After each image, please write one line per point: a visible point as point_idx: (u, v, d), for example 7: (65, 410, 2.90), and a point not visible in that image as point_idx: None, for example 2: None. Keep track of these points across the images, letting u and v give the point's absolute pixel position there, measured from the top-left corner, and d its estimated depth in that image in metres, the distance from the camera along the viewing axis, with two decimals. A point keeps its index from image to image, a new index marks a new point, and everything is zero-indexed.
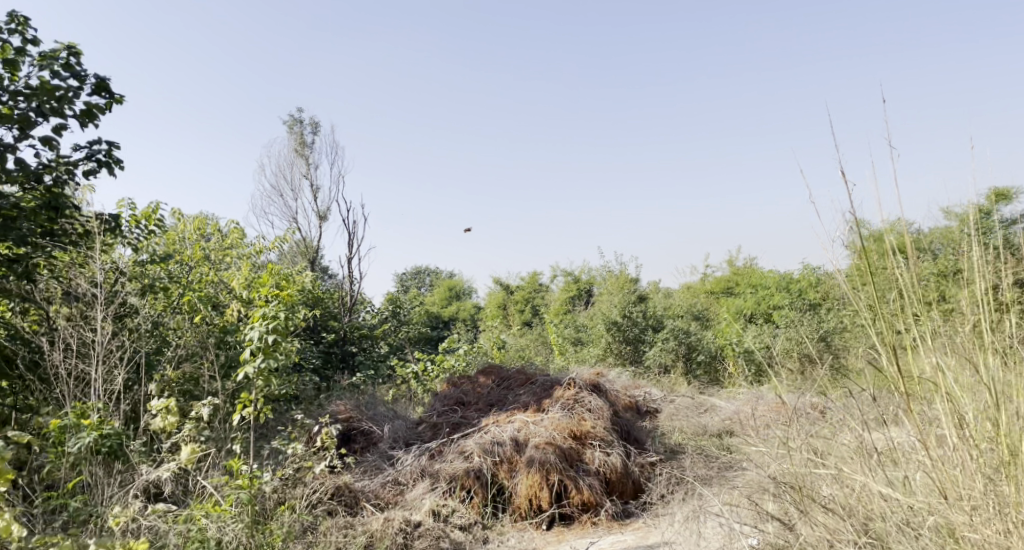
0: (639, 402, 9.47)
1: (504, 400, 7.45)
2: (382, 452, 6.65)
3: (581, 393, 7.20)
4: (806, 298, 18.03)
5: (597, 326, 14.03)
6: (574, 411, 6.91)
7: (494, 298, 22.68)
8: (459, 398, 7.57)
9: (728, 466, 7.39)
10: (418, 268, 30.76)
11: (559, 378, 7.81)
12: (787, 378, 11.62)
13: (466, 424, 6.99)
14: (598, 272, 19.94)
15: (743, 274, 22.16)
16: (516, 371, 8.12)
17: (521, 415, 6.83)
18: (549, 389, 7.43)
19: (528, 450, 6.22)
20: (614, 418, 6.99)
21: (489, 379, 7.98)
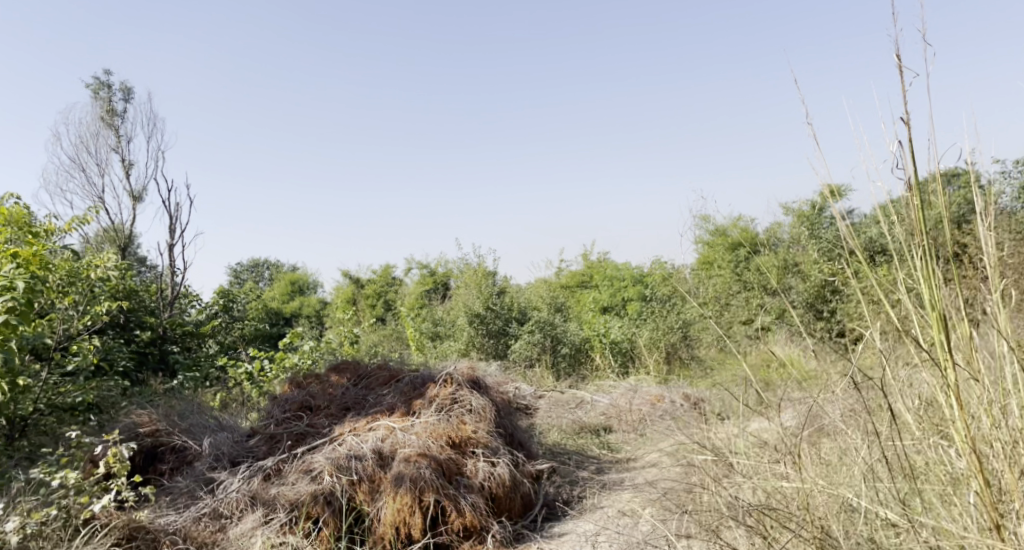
0: (512, 399, 8.49)
1: (362, 403, 6.22)
2: (198, 475, 5.25)
3: (459, 392, 6.15)
4: (664, 290, 17.92)
5: (458, 321, 12.97)
6: (450, 413, 5.84)
7: (342, 292, 21.05)
8: (304, 401, 6.24)
9: (616, 470, 6.55)
10: (256, 260, 28.42)
11: (428, 374, 6.68)
12: (657, 371, 11.11)
13: (313, 435, 5.71)
14: (455, 264, 18.95)
15: (598, 268, 21.95)
16: (377, 367, 6.90)
17: (386, 420, 5.65)
18: (420, 388, 6.29)
19: (397, 465, 5.06)
20: (497, 420, 6.00)
21: (343, 376, 6.72)
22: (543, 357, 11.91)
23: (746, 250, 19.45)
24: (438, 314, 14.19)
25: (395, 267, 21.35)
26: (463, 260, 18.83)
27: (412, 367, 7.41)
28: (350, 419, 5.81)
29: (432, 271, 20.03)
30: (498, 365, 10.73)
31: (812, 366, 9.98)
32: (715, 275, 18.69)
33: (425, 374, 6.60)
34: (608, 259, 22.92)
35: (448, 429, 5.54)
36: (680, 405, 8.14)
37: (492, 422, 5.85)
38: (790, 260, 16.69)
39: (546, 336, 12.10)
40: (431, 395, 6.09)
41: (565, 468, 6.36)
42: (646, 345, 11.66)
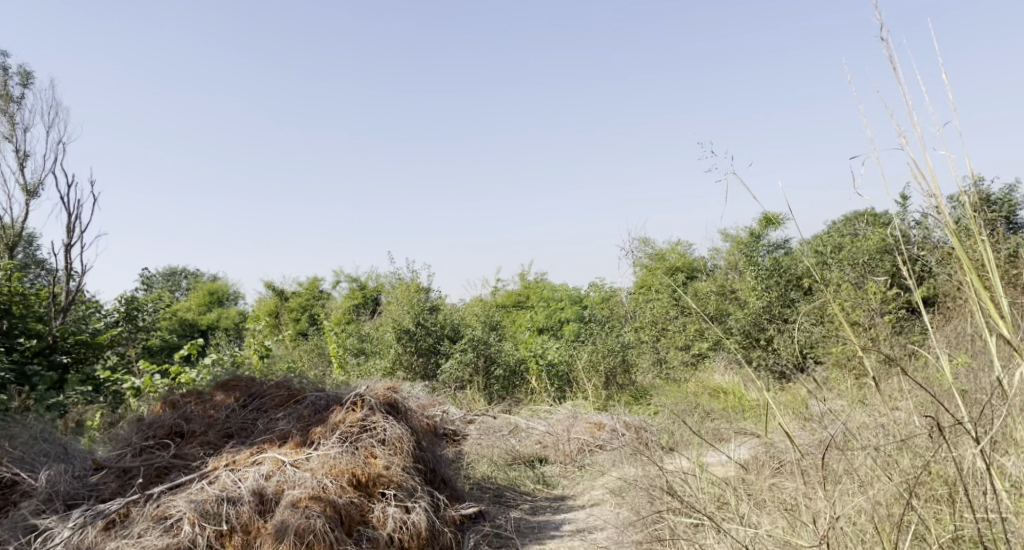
0: (438, 425, 7.63)
1: (250, 429, 5.45)
2: (20, 519, 4.48)
3: (371, 418, 5.40)
4: (603, 312, 17.29)
5: (385, 337, 12.02)
6: (357, 445, 5.10)
7: (264, 305, 19.74)
8: (175, 427, 5.44)
9: (552, 513, 5.74)
10: (174, 269, 26.75)
11: (337, 393, 5.86)
12: (596, 398, 10.35)
13: (181, 468, 4.95)
14: (386, 279, 17.95)
15: (535, 288, 21.27)
16: (274, 384, 6.07)
17: (275, 455, 4.89)
18: (322, 413, 5.52)
19: (282, 512, 4.30)
20: (415, 453, 5.30)
21: (233, 395, 5.89)
22: (476, 379, 11.03)
23: (687, 275, 19.02)
24: (365, 329, 13.21)
25: (322, 281, 20.19)
26: (395, 274, 17.86)
27: (321, 385, 6.51)
28: (228, 452, 5.06)
29: (361, 286, 18.96)
30: (425, 386, 9.82)
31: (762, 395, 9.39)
32: (654, 299, 18.18)
33: (332, 394, 5.80)
34: (546, 280, 22.21)
35: (350, 466, 4.80)
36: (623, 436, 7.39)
37: (406, 456, 5.13)
38: (731, 285, 16.30)
39: (479, 356, 11.22)
40: (336, 420, 5.33)
41: (493, 512, 5.56)
42: (586, 367, 10.92)
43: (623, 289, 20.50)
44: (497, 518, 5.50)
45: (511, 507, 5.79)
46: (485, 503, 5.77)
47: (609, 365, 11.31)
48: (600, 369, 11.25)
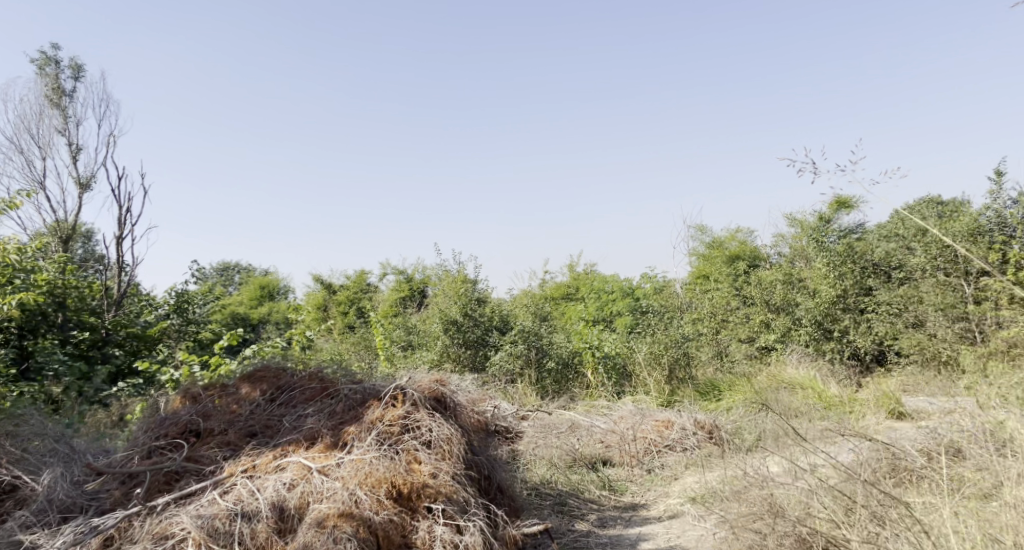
0: (491, 422, 7.06)
1: (275, 427, 5.03)
2: (10, 530, 4.33)
3: (415, 415, 4.92)
4: (659, 303, 16.46)
5: (431, 326, 11.44)
6: (398, 448, 4.69)
7: (312, 298, 19.44)
8: (190, 423, 5.10)
9: (626, 527, 5.11)
10: (224, 262, 26.77)
11: (375, 387, 5.35)
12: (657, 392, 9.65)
13: (193, 474, 4.69)
14: (433, 271, 17.44)
15: (584, 279, 20.54)
16: (305, 375, 5.61)
17: (303, 459, 4.58)
18: (356, 409, 5.05)
19: (305, 533, 4.11)
20: (467, 456, 4.85)
21: (260, 387, 5.43)
22: (528, 371, 10.42)
23: (748, 264, 18.08)
24: (412, 321, 12.68)
25: (368, 274, 19.82)
26: (442, 265, 17.35)
27: (360, 377, 5.94)
28: (247, 456, 4.74)
29: (407, 278, 18.51)
30: (475, 379, 9.21)
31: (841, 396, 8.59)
32: (713, 290, 17.32)
33: (369, 386, 5.29)
34: (595, 271, 21.43)
35: (388, 477, 4.44)
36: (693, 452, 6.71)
37: (454, 461, 4.70)
38: (798, 274, 15.44)
39: (530, 348, 10.58)
40: (373, 419, 4.88)
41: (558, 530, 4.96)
42: (645, 359, 10.21)
43: (678, 279, 19.65)
44: (562, 536, 4.95)
45: (577, 520, 5.18)
46: (548, 515, 5.17)
47: (672, 358, 10.53)
48: (662, 361, 10.46)
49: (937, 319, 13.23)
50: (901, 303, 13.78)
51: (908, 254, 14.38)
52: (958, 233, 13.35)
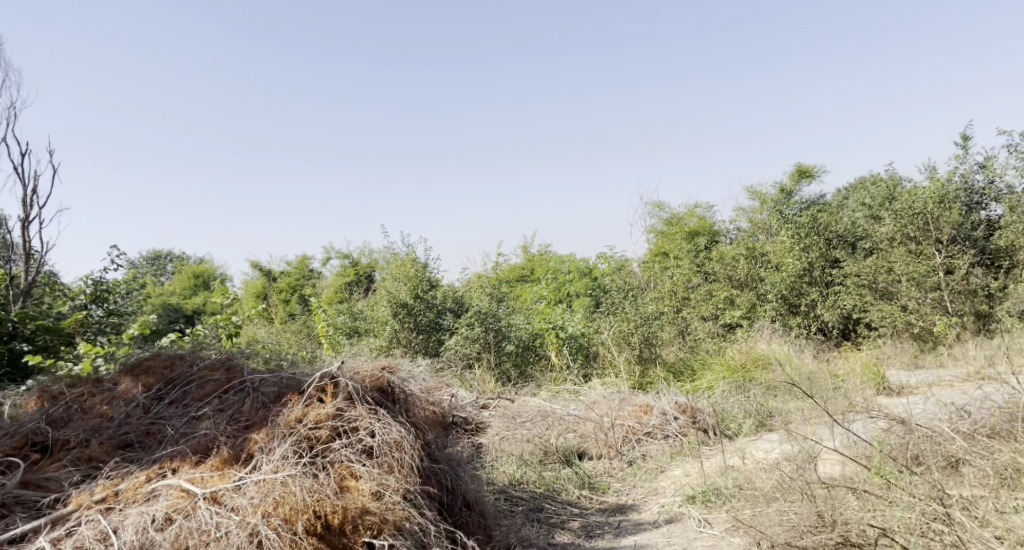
0: (446, 414, 6.28)
1: (159, 434, 4.44)
2: None
3: (352, 421, 4.26)
4: (618, 281, 15.75)
5: (378, 310, 10.47)
6: (326, 462, 4.01)
7: (250, 286, 18.22)
8: (41, 437, 4.44)
9: (619, 538, 4.35)
10: (156, 250, 25.21)
11: (289, 378, 4.81)
12: (626, 373, 8.91)
13: (26, 507, 3.90)
14: (380, 254, 16.43)
15: (539, 260, 19.74)
16: (206, 366, 5.07)
17: (184, 482, 3.87)
18: (266, 408, 4.49)
19: None
20: (422, 470, 4.19)
21: (144, 384, 4.93)
22: (486, 355, 9.56)
23: (707, 241, 17.58)
24: (358, 306, 11.71)
25: (311, 259, 18.76)
26: (390, 248, 16.37)
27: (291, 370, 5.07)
28: (102, 484, 4.00)
29: (353, 262, 17.46)
30: (427, 364, 8.31)
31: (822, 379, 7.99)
32: (673, 267, 16.76)
33: (286, 375, 4.81)
34: (550, 251, 20.66)
35: (309, 502, 3.72)
36: (676, 444, 6.01)
37: (401, 474, 4.04)
38: (759, 247, 15.15)
39: (488, 330, 9.71)
40: (292, 421, 4.23)
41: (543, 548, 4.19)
42: (612, 339, 9.43)
43: (636, 257, 19.05)
44: None
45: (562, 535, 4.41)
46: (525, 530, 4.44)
47: (640, 338, 9.64)
48: (631, 341, 9.59)
49: (908, 290, 12.89)
50: (871, 273, 13.25)
51: (873, 225, 13.91)
52: (925, 199, 12.87)
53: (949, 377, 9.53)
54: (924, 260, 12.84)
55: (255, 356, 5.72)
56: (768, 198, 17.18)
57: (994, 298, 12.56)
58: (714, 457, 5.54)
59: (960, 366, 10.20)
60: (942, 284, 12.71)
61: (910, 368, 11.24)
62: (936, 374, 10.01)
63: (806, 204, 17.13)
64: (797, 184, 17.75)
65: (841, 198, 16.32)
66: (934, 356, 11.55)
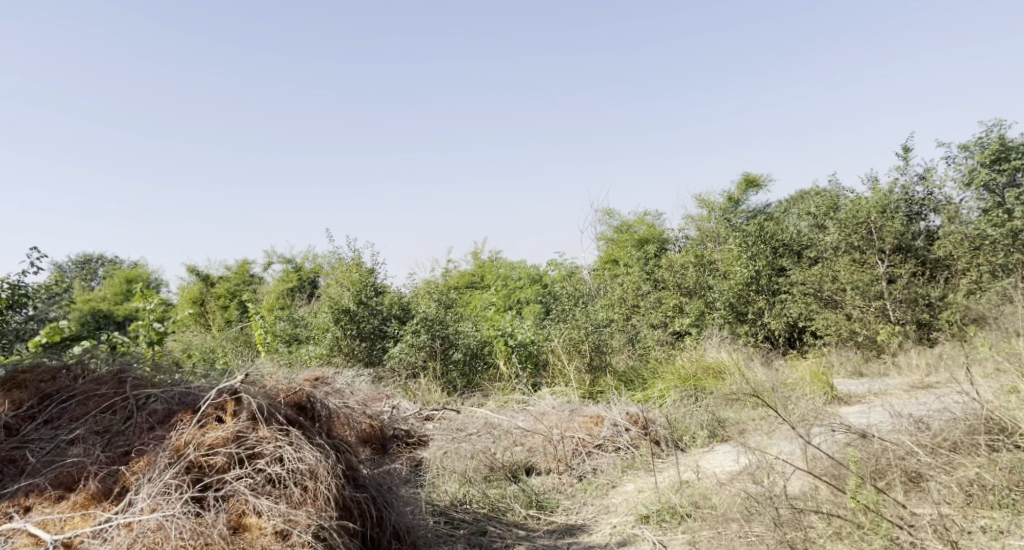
0: (383, 427, 5.96)
1: (23, 461, 4.21)
2: None
3: (255, 448, 4.00)
4: (569, 289, 15.51)
5: (319, 317, 9.97)
6: (218, 496, 3.81)
7: (186, 292, 17.43)
8: None
9: None
10: (86, 254, 24.06)
11: (184, 395, 4.52)
12: (577, 383, 8.61)
13: None
14: (324, 260, 15.89)
15: (489, 267, 19.40)
16: (94, 379, 4.76)
17: (31, 527, 3.69)
18: (150, 433, 4.23)
19: None
20: (343, 498, 3.93)
21: (15, 397, 4.62)
22: (431, 363, 9.17)
23: (657, 249, 17.51)
24: (299, 313, 11.19)
25: (252, 263, 18.09)
26: (334, 253, 15.84)
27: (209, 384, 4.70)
28: None
29: (295, 268, 16.87)
30: (368, 374, 7.88)
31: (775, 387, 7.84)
32: (622, 274, 16.63)
33: (173, 390, 4.56)
34: (500, 258, 20.35)
35: (185, 547, 3.56)
36: (628, 457, 5.73)
37: (310, 506, 3.80)
38: (707, 255, 15.16)
39: (434, 338, 9.33)
40: (181, 448, 4.02)
41: None
42: (563, 347, 9.14)
43: (586, 264, 18.89)
44: None
45: None
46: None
47: (591, 346, 9.36)
48: (582, 349, 9.30)
49: (852, 298, 12.91)
50: (816, 282, 13.28)
51: (818, 235, 13.94)
52: (868, 208, 12.93)
53: (894, 385, 9.51)
54: (868, 270, 12.91)
55: (175, 372, 5.27)
56: (717, 206, 17.18)
57: (935, 306, 12.53)
58: (668, 473, 5.28)
59: (904, 375, 10.19)
60: (884, 293, 12.76)
61: (854, 376, 11.25)
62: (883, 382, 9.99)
63: (753, 213, 17.19)
64: (744, 193, 17.81)
65: (788, 207, 16.43)
66: (878, 365, 11.57)
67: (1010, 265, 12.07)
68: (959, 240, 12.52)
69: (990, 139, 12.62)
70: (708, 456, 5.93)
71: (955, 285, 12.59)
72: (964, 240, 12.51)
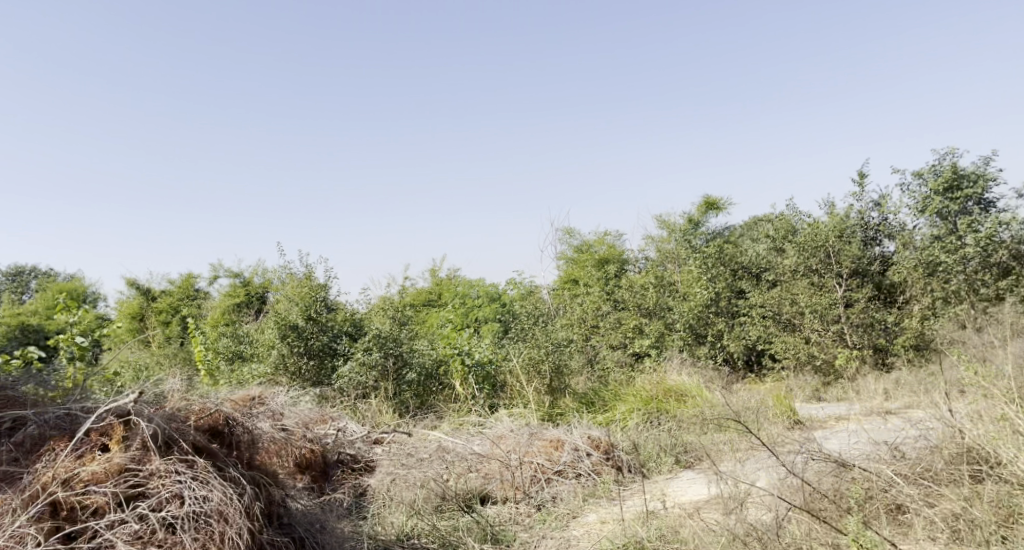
0: (327, 453, 5.62)
1: None
2: None
3: (154, 487, 4.03)
4: (528, 308, 15.20)
5: (265, 333, 9.46)
6: (110, 538, 3.82)
7: (126, 307, 16.67)
8: None
9: None
10: (22, 268, 23.01)
11: (76, 422, 4.44)
12: (535, 405, 8.25)
13: None
14: (274, 275, 15.33)
15: (446, 285, 18.99)
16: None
17: None
18: (24, 465, 4.12)
19: None
20: (254, 536, 4.06)
21: None
22: (383, 383, 8.73)
23: (616, 269, 17.34)
24: (244, 328, 10.66)
25: (198, 277, 17.42)
26: (285, 268, 15.29)
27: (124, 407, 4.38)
28: None
29: (244, 283, 16.26)
30: (313, 395, 7.42)
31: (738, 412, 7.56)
32: (582, 295, 16.42)
33: (51, 414, 4.48)
34: (458, 276, 19.97)
35: None
36: (587, 485, 5.41)
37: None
38: (667, 276, 15.03)
39: (387, 355, 8.90)
40: (70, 484, 3.98)
41: None
42: (521, 368, 8.77)
43: (545, 284, 18.63)
44: None
45: None
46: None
47: (550, 366, 9.04)
48: (541, 370, 8.92)
49: (810, 322, 12.65)
50: (775, 304, 13.14)
51: (777, 258, 13.65)
52: (826, 233, 12.87)
53: (856, 410, 9.34)
54: (826, 294, 12.66)
55: (100, 397, 4.89)
56: (676, 227, 17.10)
57: (891, 332, 12.35)
58: (633, 504, 4.97)
59: (864, 399, 10.02)
60: (842, 318, 12.49)
61: (814, 400, 11.08)
62: (842, 406, 9.86)
63: (712, 235, 17.14)
64: (704, 215, 17.79)
65: (747, 229, 16.43)
66: (836, 389, 11.45)
67: (960, 292, 12.13)
68: (914, 267, 12.41)
69: (943, 165, 12.60)
70: (672, 485, 5.61)
71: (909, 311, 12.41)
72: (919, 267, 12.40)
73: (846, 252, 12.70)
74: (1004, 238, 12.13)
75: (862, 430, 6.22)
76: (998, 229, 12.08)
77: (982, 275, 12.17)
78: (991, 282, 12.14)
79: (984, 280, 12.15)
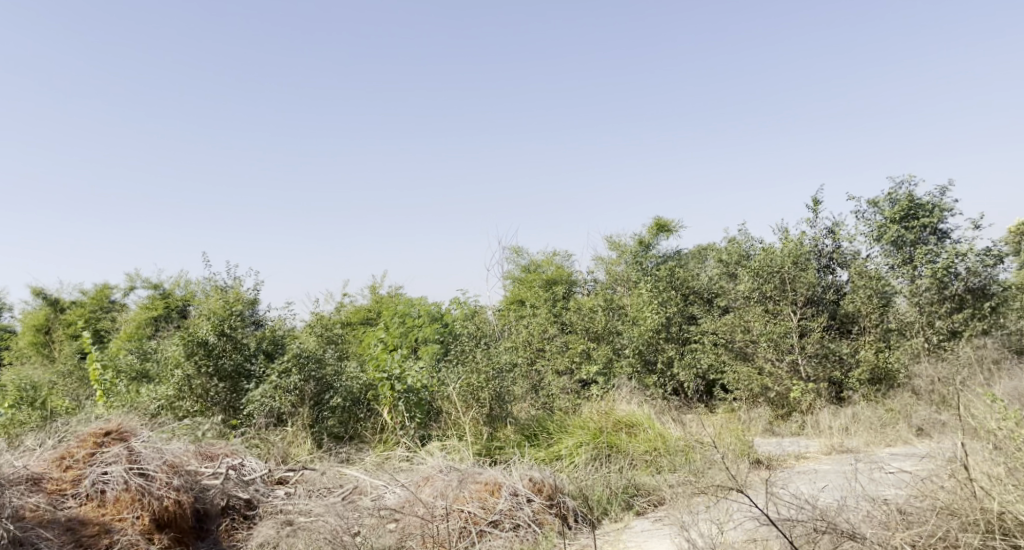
0: (207, 499, 5.00)
1: None
2: None
3: None
4: (471, 329, 14.33)
5: (169, 350, 8.37)
6: None
7: (32, 317, 15.24)
8: None
9: None
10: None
11: None
12: (472, 439, 7.40)
13: None
14: (197, 288, 14.14)
15: (385, 303, 17.97)
16: None
17: None
18: None
19: None
20: None
21: None
22: (302, 409, 7.75)
23: (564, 290, 16.63)
24: (152, 344, 9.58)
25: (114, 287, 16.09)
26: (208, 279, 14.14)
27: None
28: None
29: (164, 294, 15.05)
30: (213, 429, 6.43)
31: (702, 453, 6.88)
32: (528, 317, 15.68)
33: None
34: (399, 293, 19.03)
35: None
36: (523, 537, 4.66)
37: None
38: (616, 299, 14.43)
39: (307, 378, 7.96)
40: None
41: None
42: (460, 397, 7.93)
43: (490, 305, 17.81)
44: None
45: None
46: None
47: (491, 394, 8.16)
48: (480, 397, 8.11)
49: (764, 350, 12.04)
50: (728, 331, 12.48)
51: (729, 284, 12.96)
52: (782, 258, 12.20)
53: (815, 447, 8.76)
54: (781, 321, 12.04)
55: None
56: (627, 249, 16.51)
57: (846, 363, 11.70)
58: None
59: (820, 436, 9.42)
60: (796, 348, 11.89)
61: (767, 434, 10.45)
62: (800, 442, 9.26)
63: (663, 258, 16.60)
64: (655, 237, 17.24)
65: (700, 253, 15.93)
66: (791, 423, 10.83)
67: (915, 324, 11.47)
68: (869, 295, 11.78)
69: (899, 194, 11.85)
70: (628, 542, 4.89)
71: (862, 343, 11.77)
72: (874, 296, 11.78)
73: (801, 278, 12.03)
74: (960, 271, 11.24)
75: (855, 484, 5.48)
76: (954, 261, 11.21)
77: (936, 308, 11.36)
78: (946, 316, 11.31)
79: (937, 313, 11.36)
